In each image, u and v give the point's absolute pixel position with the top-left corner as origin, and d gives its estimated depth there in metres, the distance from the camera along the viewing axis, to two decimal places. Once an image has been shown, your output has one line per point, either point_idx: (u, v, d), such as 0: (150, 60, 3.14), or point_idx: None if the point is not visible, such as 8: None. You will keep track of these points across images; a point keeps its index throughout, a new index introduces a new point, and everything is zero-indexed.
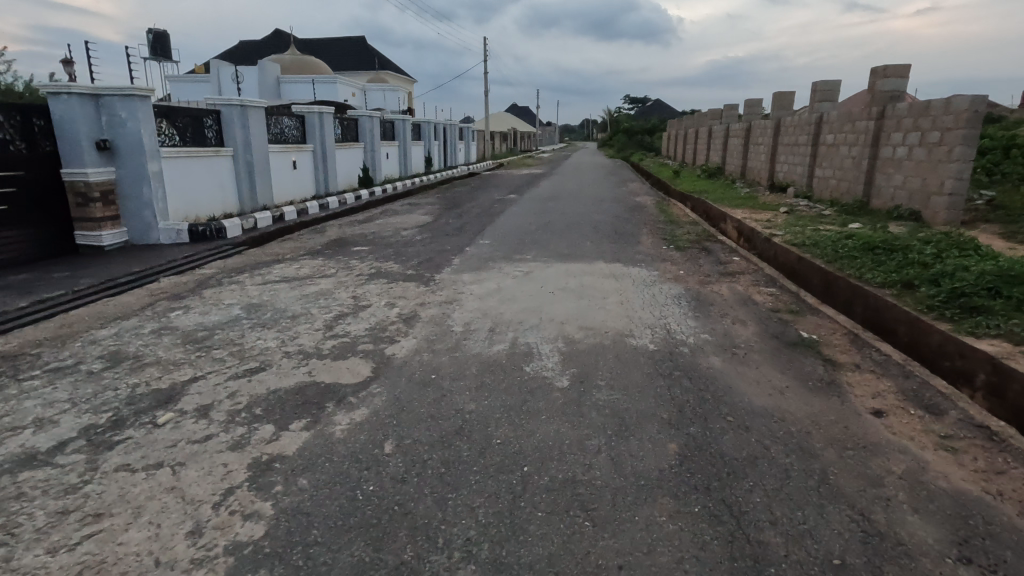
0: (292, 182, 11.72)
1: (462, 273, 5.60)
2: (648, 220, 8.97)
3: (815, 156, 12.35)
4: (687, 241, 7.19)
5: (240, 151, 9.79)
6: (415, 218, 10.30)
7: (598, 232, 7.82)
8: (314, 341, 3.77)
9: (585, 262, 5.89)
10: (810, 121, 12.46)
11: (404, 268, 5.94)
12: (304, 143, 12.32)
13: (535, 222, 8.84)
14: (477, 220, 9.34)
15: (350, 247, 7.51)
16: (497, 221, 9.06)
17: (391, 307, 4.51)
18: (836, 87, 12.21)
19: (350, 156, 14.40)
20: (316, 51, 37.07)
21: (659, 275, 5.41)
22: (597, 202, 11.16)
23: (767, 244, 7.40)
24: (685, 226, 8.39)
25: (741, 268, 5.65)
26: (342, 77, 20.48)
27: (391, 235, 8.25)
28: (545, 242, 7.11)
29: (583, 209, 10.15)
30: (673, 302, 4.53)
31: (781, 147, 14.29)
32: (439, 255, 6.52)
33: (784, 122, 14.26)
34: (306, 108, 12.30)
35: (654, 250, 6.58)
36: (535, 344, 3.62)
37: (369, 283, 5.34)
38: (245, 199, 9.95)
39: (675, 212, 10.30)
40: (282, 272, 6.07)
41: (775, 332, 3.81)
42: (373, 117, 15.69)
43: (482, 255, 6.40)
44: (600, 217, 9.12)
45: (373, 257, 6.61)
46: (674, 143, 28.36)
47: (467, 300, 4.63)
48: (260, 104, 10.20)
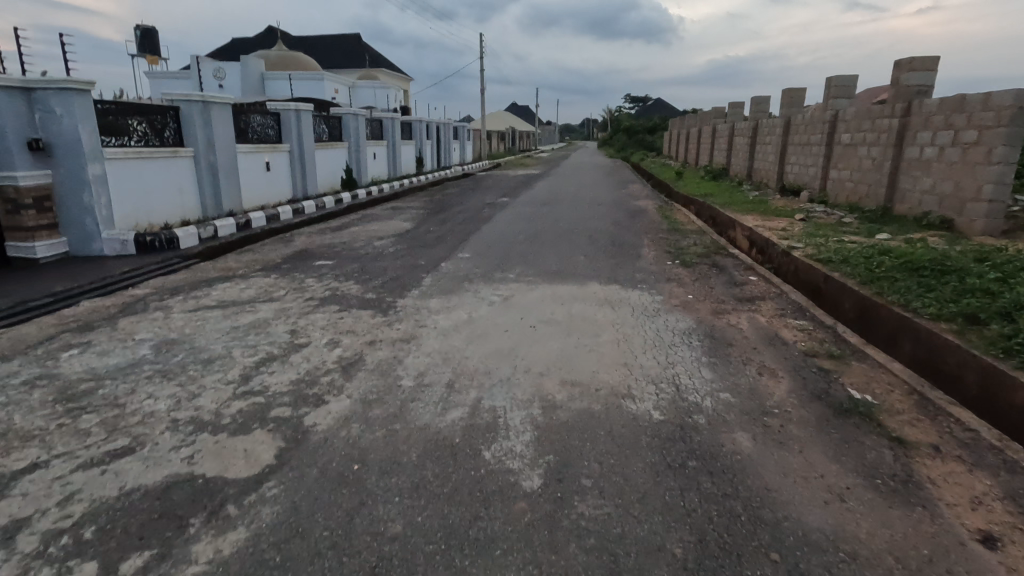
0: (264, 185, 10.84)
1: (431, 297, 4.73)
2: (650, 229, 8.10)
3: (829, 157, 11.48)
4: (695, 255, 6.32)
5: (202, 151, 8.91)
6: (395, 224, 9.45)
7: (594, 243, 6.94)
8: (218, 402, 2.91)
9: (576, 283, 5.02)
10: (824, 119, 11.59)
11: (365, 289, 5.08)
12: (280, 143, 11.45)
13: (524, 230, 7.97)
14: (461, 227, 8.49)
15: (314, 260, 6.65)
16: (483, 230, 8.20)
17: (334, 347, 3.65)
18: (853, 82, 11.34)
19: (332, 157, 13.52)
20: (309, 48, 36.19)
21: (664, 301, 4.54)
22: (594, 207, 10.29)
23: (785, 258, 6.53)
24: (691, 237, 7.51)
25: (761, 292, 4.79)
26: (330, 73, 19.59)
27: (363, 246, 7.39)
28: (532, 256, 6.24)
29: (578, 215, 9.28)
30: (682, 341, 3.66)
31: (792, 146, 13.42)
32: (410, 272, 5.67)
33: (794, 120, 13.38)
34: (281, 105, 11.42)
35: (657, 268, 5.71)
36: (502, 410, 2.75)
37: (318, 310, 4.48)
38: (208, 204, 9.09)
39: (679, 218, 9.43)
40: (224, 293, 5.20)
41: (817, 390, 2.94)
42: (358, 115, 14.83)
43: (458, 273, 5.53)
44: (597, 225, 8.24)
45: (334, 274, 5.75)
46: (676, 143, 27.51)
47: (428, 337, 3.77)
48: (226, 101, 9.32)
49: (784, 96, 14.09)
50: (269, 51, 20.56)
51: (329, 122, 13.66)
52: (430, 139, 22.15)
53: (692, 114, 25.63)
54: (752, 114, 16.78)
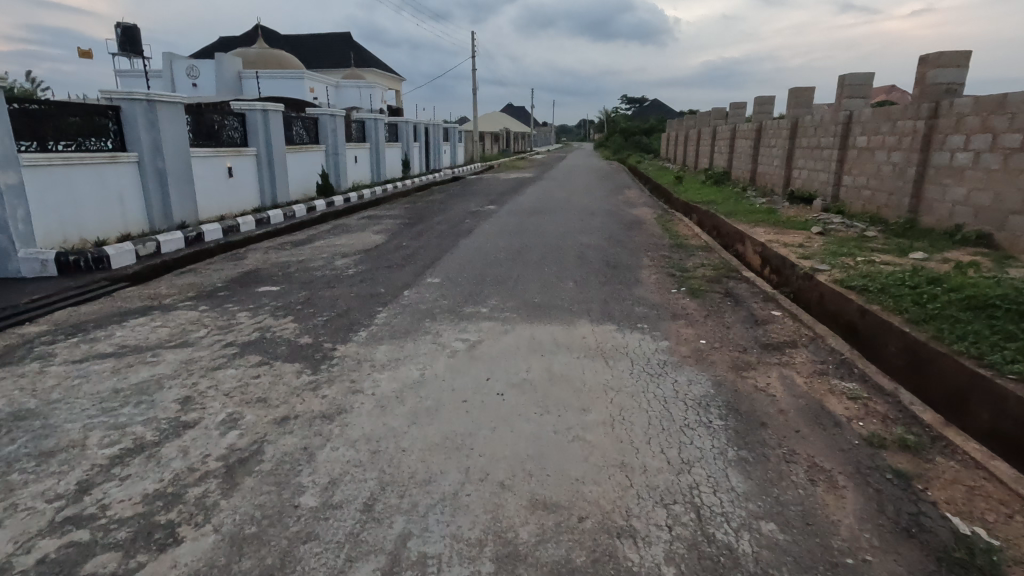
0: (225, 192, 9.87)
1: (380, 343, 3.80)
2: (649, 244, 7.19)
3: (843, 163, 10.60)
4: (703, 281, 5.40)
5: (148, 156, 7.94)
6: (367, 237, 8.51)
7: (586, 264, 6.01)
8: (17, 543, 1.95)
9: (562, 322, 4.10)
10: (836, 120, 10.72)
11: (303, 330, 4.13)
12: (245, 147, 10.48)
13: (509, 247, 7.03)
14: (438, 242, 7.56)
15: (259, 285, 5.70)
16: (462, 245, 7.25)
17: (229, 430, 2.70)
18: (868, 80, 10.44)
19: (306, 161, 12.56)
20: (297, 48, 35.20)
21: (669, 350, 3.62)
22: (588, 217, 9.36)
23: (807, 282, 5.62)
24: (697, 254, 6.59)
25: (788, 336, 3.86)
26: (310, 72, 18.59)
27: (322, 266, 6.45)
28: (512, 281, 5.30)
29: (570, 228, 8.35)
30: (696, 418, 2.73)
31: (800, 150, 12.56)
32: (364, 304, 4.73)
33: (802, 122, 12.53)
34: (246, 105, 10.46)
35: (659, 299, 4.78)
36: (435, 563, 1.81)
37: (233, 362, 3.53)
38: (155, 216, 8.12)
39: (681, 229, 8.53)
40: (131, 334, 4.24)
41: (901, 520, 2.02)
42: (337, 116, 13.87)
43: (422, 307, 4.59)
44: (590, 240, 7.30)
45: (275, 307, 4.80)
46: (674, 145, 26.67)
47: (360, 412, 2.83)
48: (177, 100, 8.35)
49: (791, 96, 13.19)
50: (249, 50, 19.62)
51: (303, 124, 12.70)
52: (418, 141, 21.23)
53: (691, 116, 24.76)
54: (755, 115, 15.89)
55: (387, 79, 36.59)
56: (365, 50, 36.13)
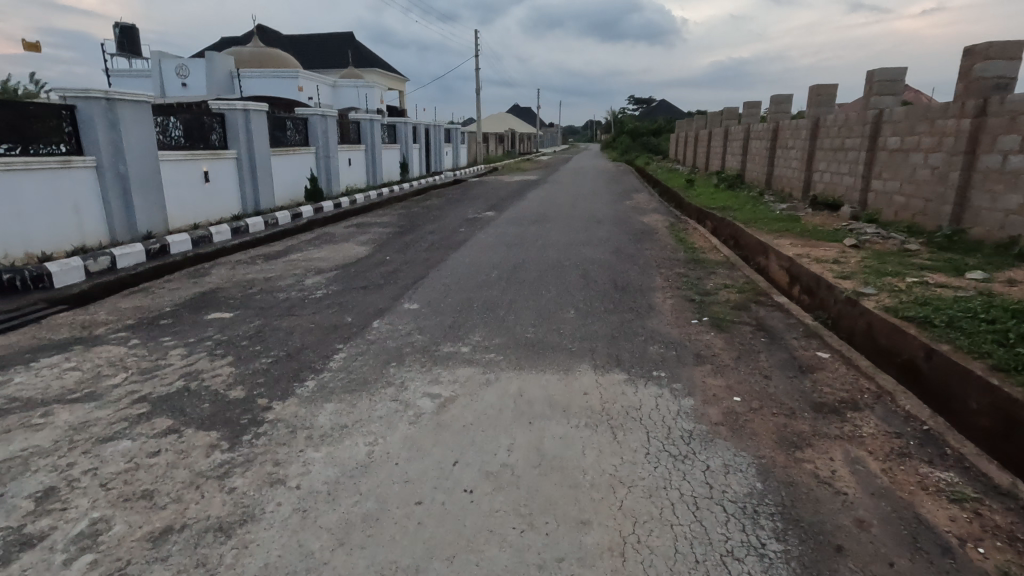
0: (200, 199, 9.13)
1: (327, 401, 3.01)
2: (662, 259, 6.37)
3: (872, 166, 9.71)
4: (727, 309, 4.58)
5: (108, 161, 7.21)
6: (349, 249, 7.74)
7: (590, 285, 5.19)
8: None
9: (558, 370, 3.29)
10: (864, 120, 9.84)
11: (238, 378, 3.34)
12: (224, 149, 9.74)
13: (505, 262, 6.23)
14: (426, 256, 6.76)
15: (212, 310, 4.92)
16: (450, 260, 6.46)
17: (79, 554, 1.91)
18: (900, 75, 9.55)
19: (293, 164, 11.82)
20: (299, 49, 34.58)
21: (694, 415, 2.80)
22: (594, 227, 8.54)
23: (850, 308, 4.78)
24: (718, 273, 5.74)
25: (845, 391, 3.03)
26: (305, 71, 17.86)
27: (289, 286, 5.67)
28: (502, 309, 4.49)
29: (573, 239, 7.53)
30: (742, 539, 1.91)
31: (822, 152, 11.67)
32: (322, 341, 3.94)
33: (824, 122, 11.64)
34: (225, 104, 9.72)
35: (677, 335, 3.96)
36: None
37: (133, 430, 2.74)
38: (117, 226, 7.39)
39: (697, 240, 7.70)
40: (32, 380, 3.47)
41: None
42: (328, 116, 13.12)
43: (389, 345, 3.79)
44: (594, 255, 6.48)
45: (217, 342, 4.02)
46: (683, 145, 25.76)
47: (270, 522, 2.04)
48: (143, 98, 7.62)
49: (812, 93, 12.30)
50: (243, 49, 18.93)
51: (290, 125, 11.94)
52: (418, 143, 20.48)
53: (701, 116, 23.84)
54: (771, 115, 15.01)
55: (389, 79, 35.88)
56: (368, 51, 35.46)
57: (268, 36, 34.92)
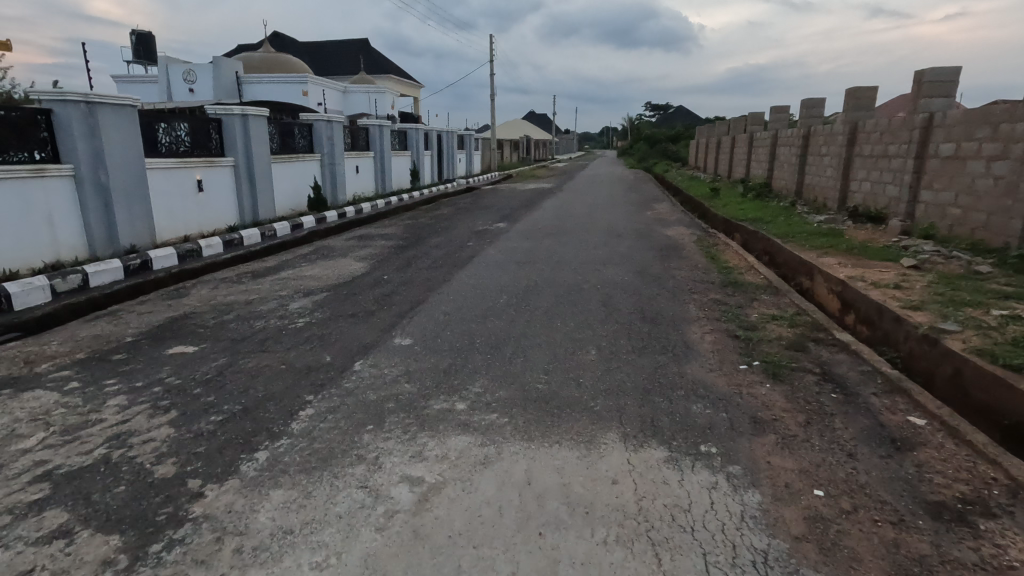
0: (192, 210, 8.57)
1: (275, 486, 2.31)
2: (694, 282, 5.61)
3: (921, 175, 8.84)
4: (781, 349, 3.80)
5: (86, 169, 6.65)
6: (346, 265, 7.10)
7: (613, 315, 4.46)
8: None
9: (577, 443, 2.55)
10: (912, 125, 8.97)
11: (174, 445, 2.66)
12: (219, 157, 9.18)
13: (516, 283, 5.52)
14: (428, 275, 6.08)
15: (176, 342, 4.27)
16: (455, 280, 5.77)
17: None
18: (953, 76, 8.66)
19: (295, 172, 11.26)
20: (314, 57, 34.37)
21: (766, 521, 2.05)
22: (615, 242, 7.80)
23: (927, 347, 3.98)
24: (762, 300, 4.96)
25: (965, 485, 2.26)
26: (314, 76, 17.39)
27: (271, 311, 5.02)
28: (509, 348, 3.77)
29: (593, 256, 6.80)
30: None
31: (861, 159, 10.79)
32: (290, 389, 3.26)
33: (864, 127, 10.77)
34: (222, 109, 9.18)
35: (724, 387, 3.20)
36: None
37: (11, 532, 2.06)
38: (97, 239, 6.82)
39: (730, 258, 6.92)
40: None
41: None
42: (334, 122, 12.56)
43: (370, 397, 3.09)
44: (617, 276, 5.74)
45: (168, 387, 3.36)
46: (704, 153, 24.87)
47: None
48: (128, 102, 7.07)
49: (849, 96, 11.44)
50: (252, 56, 18.59)
51: (294, 131, 11.41)
52: (430, 150, 19.91)
53: (723, 122, 22.94)
54: (802, 120, 14.15)
55: (403, 86, 35.50)
56: (382, 58, 35.16)
57: (282, 43, 34.74)
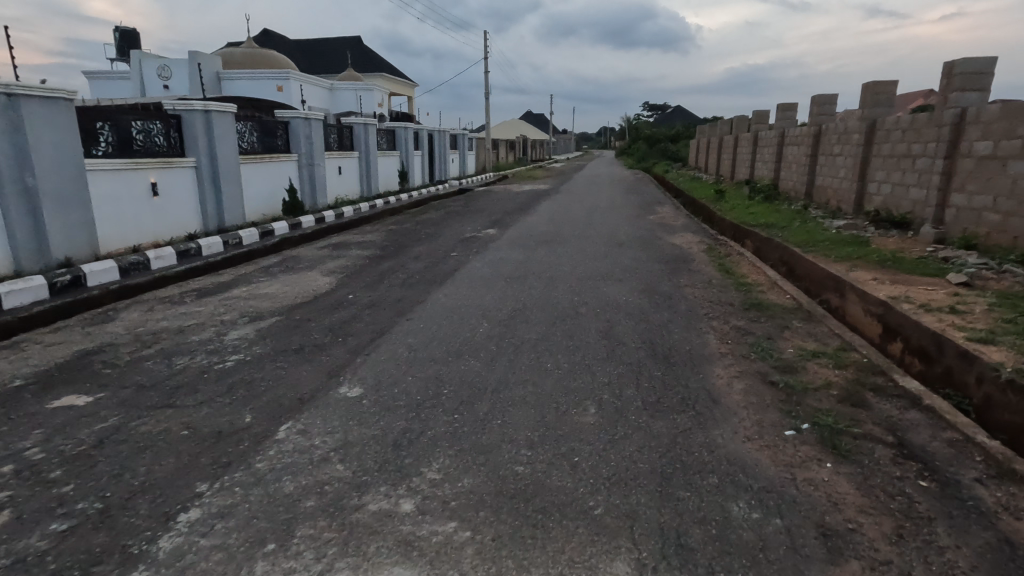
0: (145, 216, 7.70)
1: None
2: (709, 303, 4.77)
3: (952, 177, 8.01)
4: (832, 403, 2.96)
5: (8, 171, 5.76)
6: (311, 280, 6.24)
7: (616, 352, 3.61)
8: None
9: None
10: (941, 121, 8.12)
11: None
12: (178, 158, 8.31)
13: (501, 307, 4.66)
14: (399, 295, 5.22)
15: (69, 390, 3.40)
16: (428, 302, 4.91)
17: None
18: (989, 66, 7.78)
19: (268, 173, 10.40)
20: (303, 55, 33.42)
21: None
22: (616, 252, 6.94)
23: (1013, 398, 3.14)
24: (794, 329, 4.12)
25: None
26: (297, 71, 16.49)
27: (204, 342, 4.15)
28: (483, 404, 2.92)
29: (592, 270, 5.95)
30: None
31: (882, 159, 9.95)
32: (182, 472, 2.39)
33: (884, 124, 9.93)
34: (182, 105, 8.31)
35: (770, 469, 2.35)
36: None
37: None
38: (23, 251, 5.94)
39: (746, 271, 6.08)
40: None
41: None
42: (312, 120, 11.69)
43: (284, 490, 2.23)
44: (619, 296, 4.89)
45: (23, 466, 2.50)
46: (706, 152, 24.05)
47: None
48: (60, 93, 6.20)
49: (865, 91, 10.60)
50: (233, 52, 17.70)
51: (266, 129, 10.55)
52: (421, 150, 19.05)
53: (726, 121, 22.08)
54: (812, 117, 13.31)
55: (396, 84, 34.60)
56: (374, 56, 34.23)
57: (272, 40, 33.80)
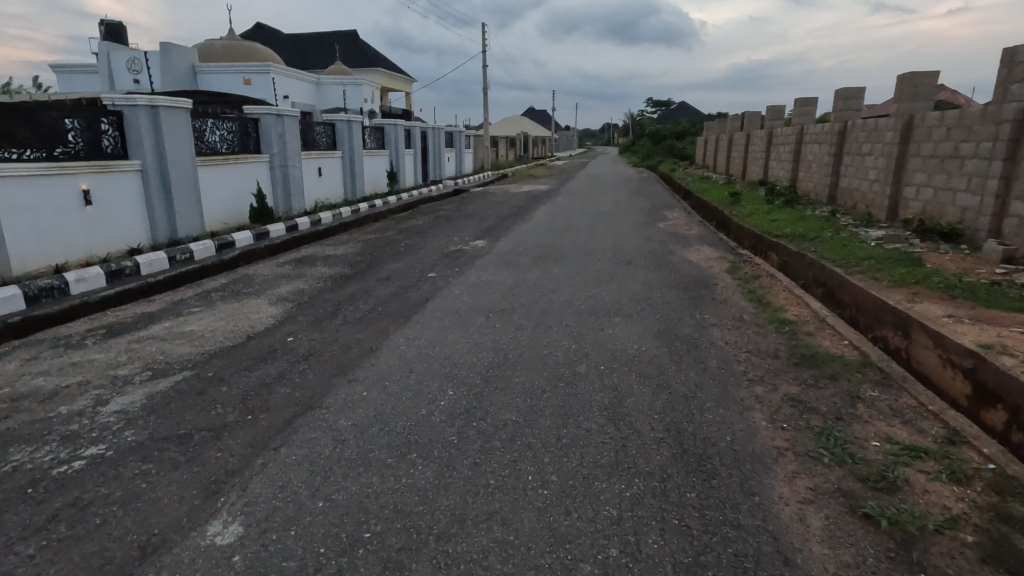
0: (73, 230, 6.62)
1: None
2: (746, 355, 3.67)
3: (1012, 182, 6.87)
4: (974, 568, 1.86)
5: None
6: (253, 311, 5.15)
7: (627, 453, 2.51)
8: None
9: None
10: (1001, 116, 6.97)
11: None
12: (118, 161, 7.21)
13: (476, 362, 3.57)
14: (351, 338, 4.14)
15: None
16: (384, 352, 3.83)
17: None
18: None
19: (232, 177, 9.31)
20: (296, 50, 32.28)
21: None
22: (623, 274, 5.84)
23: None
24: (869, 404, 3.02)
25: None
26: (278, 65, 15.37)
27: (70, 419, 3.06)
28: (420, 574, 1.83)
29: (594, 301, 4.85)
30: None
31: (922, 160, 8.80)
32: None
33: (925, 120, 8.78)
34: (123, 100, 7.20)
35: None
36: None
37: None
38: None
39: (782, 301, 4.98)
40: None
41: None
42: (287, 117, 10.58)
43: None
44: (627, 345, 3.79)
45: None
46: (714, 150, 22.83)
47: None
48: None
49: (900, 83, 9.45)
50: (212, 44, 16.60)
51: (231, 128, 9.47)
52: (413, 149, 17.95)
53: (737, 117, 20.84)
54: (836, 113, 12.14)
55: (392, 79, 33.51)
56: (369, 52, 33.06)
57: (265, 34, 32.70)
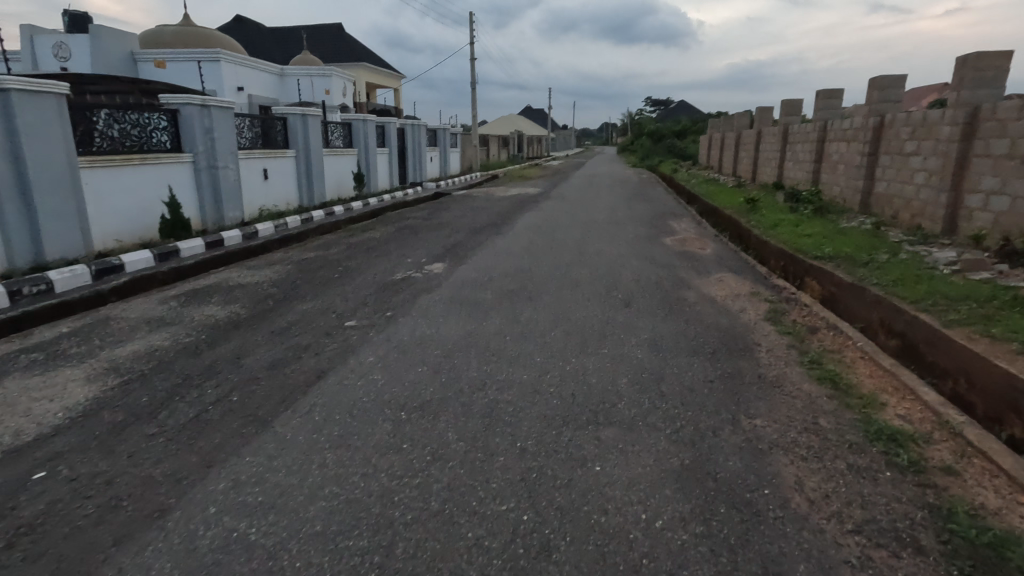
0: None
1: None
2: (858, 545, 1.89)
3: None
4: None
5: None
6: (50, 393, 3.34)
7: None
8: None
9: None
10: None
11: None
12: None
13: (324, 574, 1.79)
14: (139, 480, 2.34)
15: None
16: (170, 527, 2.04)
17: None
18: None
19: (133, 182, 7.49)
20: (275, 45, 30.48)
21: None
22: (621, 327, 4.05)
23: None
24: None
25: None
26: (229, 53, 13.54)
27: None
28: None
29: (574, 388, 3.05)
30: None
31: (995, 159, 6.99)
32: None
33: (998, 108, 6.96)
34: None
35: None
36: None
37: None
38: None
39: (867, 383, 3.20)
40: None
41: None
42: (217, 109, 8.76)
43: None
44: (627, 522, 1.99)
45: None
46: (720, 150, 21.05)
47: None
48: None
49: (956, 67, 7.66)
50: (161, 30, 14.80)
51: (138, 120, 7.62)
52: (389, 147, 16.12)
53: (745, 114, 19.08)
54: (870, 104, 10.33)
55: (378, 74, 31.55)
56: (352, 46, 31.25)
57: (244, 26, 30.71)
